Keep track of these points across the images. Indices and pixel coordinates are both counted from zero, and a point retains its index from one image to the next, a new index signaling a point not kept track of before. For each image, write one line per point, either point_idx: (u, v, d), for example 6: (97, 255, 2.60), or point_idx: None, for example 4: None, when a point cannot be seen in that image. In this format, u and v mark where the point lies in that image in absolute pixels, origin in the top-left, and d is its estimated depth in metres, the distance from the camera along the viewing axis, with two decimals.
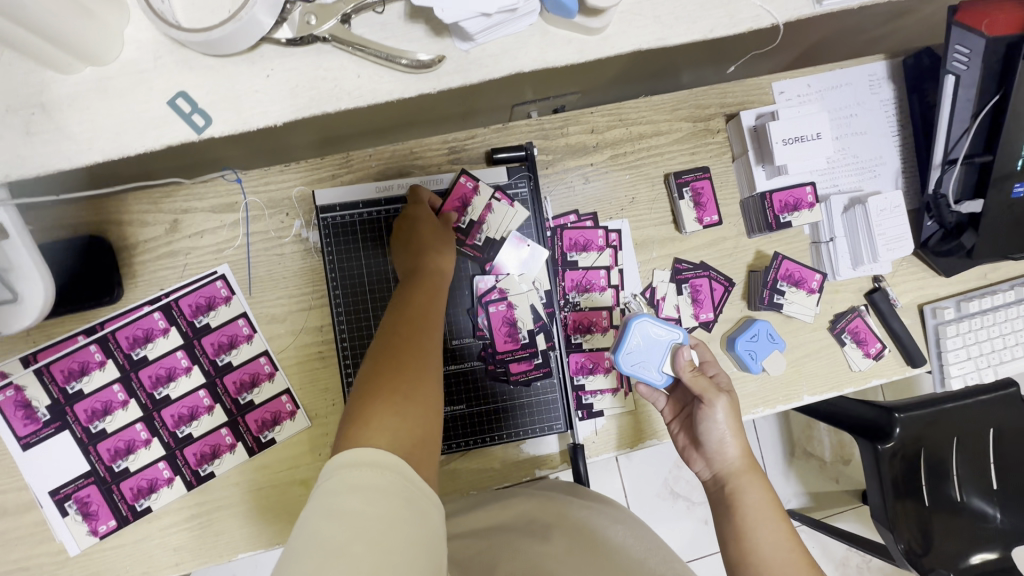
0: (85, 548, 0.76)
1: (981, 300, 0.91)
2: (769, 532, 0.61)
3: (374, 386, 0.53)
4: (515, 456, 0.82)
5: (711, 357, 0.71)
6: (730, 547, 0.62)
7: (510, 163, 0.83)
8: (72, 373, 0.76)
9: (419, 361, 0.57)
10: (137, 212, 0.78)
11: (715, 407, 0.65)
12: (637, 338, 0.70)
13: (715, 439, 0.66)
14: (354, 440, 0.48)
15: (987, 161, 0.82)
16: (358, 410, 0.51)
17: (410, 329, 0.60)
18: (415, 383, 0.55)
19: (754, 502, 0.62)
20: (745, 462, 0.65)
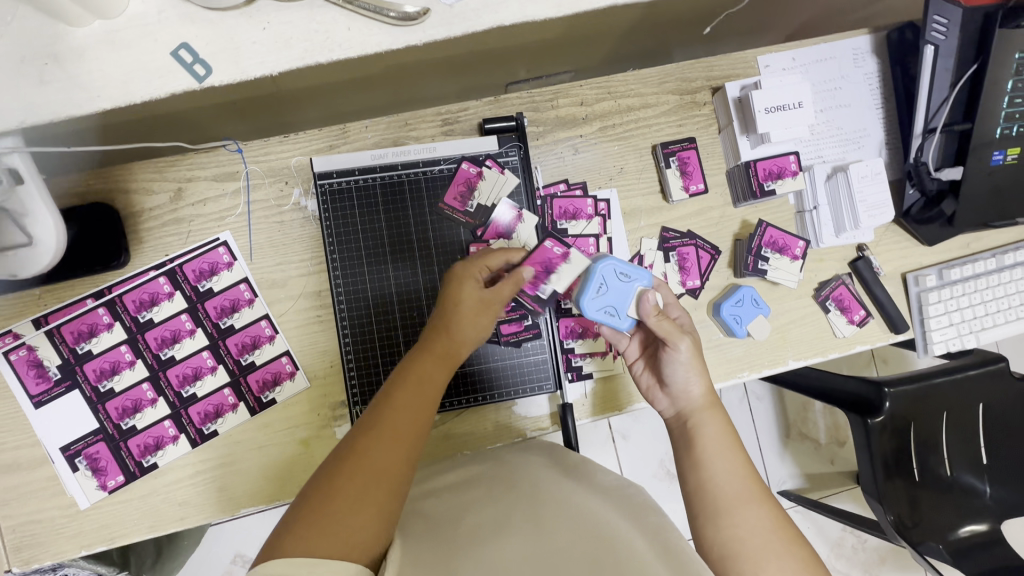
0: (95, 502, 0.79)
1: (963, 268, 0.93)
2: (726, 461, 0.68)
3: (337, 483, 0.56)
4: (507, 417, 0.85)
5: (672, 301, 0.80)
6: (690, 475, 0.69)
7: (501, 133, 0.86)
8: (81, 334, 0.79)
9: (396, 461, 0.59)
10: (142, 180, 0.81)
11: (680, 347, 0.73)
12: (603, 280, 0.77)
13: (681, 378, 0.74)
14: (311, 530, 0.51)
15: (966, 129, 0.84)
16: (314, 504, 0.54)
17: (407, 419, 0.63)
18: (383, 482, 0.56)
19: (711, 434, 0.71)
20: (707, 399, 0.73)
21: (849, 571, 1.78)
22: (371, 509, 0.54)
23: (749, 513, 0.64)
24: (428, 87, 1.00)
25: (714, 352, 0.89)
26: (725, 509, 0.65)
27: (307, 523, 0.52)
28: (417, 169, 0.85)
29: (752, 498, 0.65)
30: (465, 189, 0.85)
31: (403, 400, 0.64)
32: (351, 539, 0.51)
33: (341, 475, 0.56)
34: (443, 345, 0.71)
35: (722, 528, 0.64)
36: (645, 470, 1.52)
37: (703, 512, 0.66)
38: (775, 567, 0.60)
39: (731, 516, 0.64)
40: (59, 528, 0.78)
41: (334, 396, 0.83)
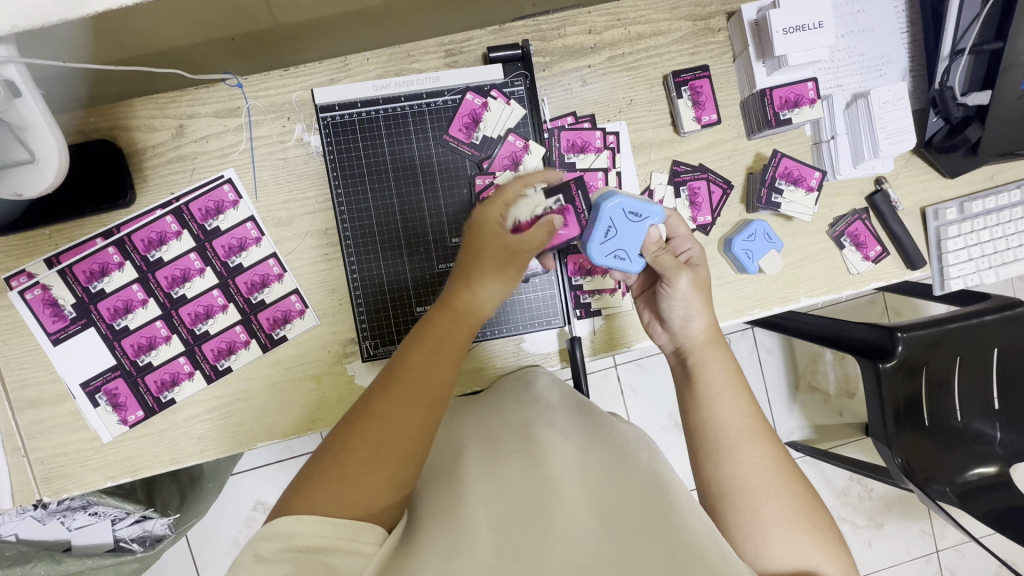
0: (117, 436, 0.81)
1: (985, 201, 0.90)
2: (728, 402, 0.68)
3: (348, 446, 0.56)
4: (515, 354, 0.86)
5: (682, 233, 0.76)
6: (691, 413, 0.69)
7: (506, 62, 0.83)
8: (93, 274, 0.80)
9: (410, 428, 0.58)
10: (144, 117, 0.80)
11: (679, 282, 0.71)
12: (611, 221, 0.74)
13: (679, 315, 0.73)
14: (322, 482, 0.54)
15: (998, 48, 0.80)
16: (324, 464, 0.55)
17: (424, 378, 0.61)
18: (396, 448, 0.57)
19: (714, 373, 0.70)
20: (708, 335, 0.72)
21: (854, 518, 1.80)
22: (384, 473, 0.55)
23: (746, 452, 0.64)
24: (430, 20, 0.97)
25: (725, 289, 0.88)
26: (724, 448, 0.65)
27: (314, 480, 0.54)
28: (420, 101, 0.83)
29: (753, 437, 0.65)
30: (469, 120, 0.84)
31: (422, 362, 0.62)
32: (361, 500, 0.53)
33: (352, 436, 0.57)
34: (464, 307, 0.67)
35: (722, 466, 0.64)
36: (653, 420, 1.54)
37: (704, 451, 0.66)
38: (775, 505, 0.61)
39: (732, 455, 0.64)
40: (84, 460, 0.81)
41: (344, 334, 0.83)
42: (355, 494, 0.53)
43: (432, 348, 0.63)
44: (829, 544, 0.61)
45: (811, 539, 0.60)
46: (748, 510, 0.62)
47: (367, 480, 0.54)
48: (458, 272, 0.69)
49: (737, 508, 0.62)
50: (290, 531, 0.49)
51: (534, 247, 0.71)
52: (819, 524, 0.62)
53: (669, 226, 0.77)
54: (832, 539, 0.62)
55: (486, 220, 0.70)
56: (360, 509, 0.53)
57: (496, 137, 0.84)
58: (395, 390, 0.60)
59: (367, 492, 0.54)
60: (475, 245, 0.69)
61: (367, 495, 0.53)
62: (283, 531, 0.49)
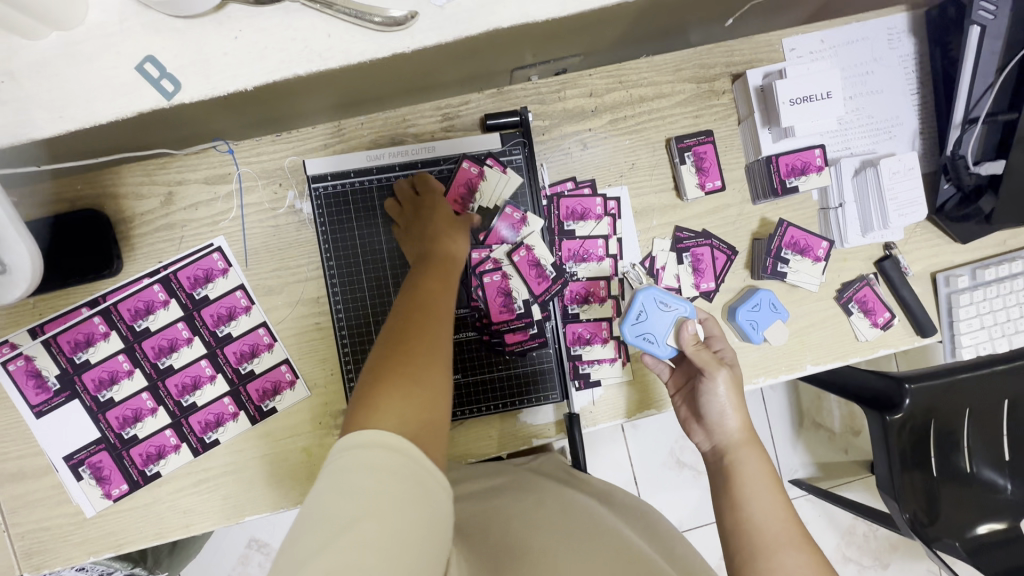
0: (101, 510, 0.79)
1: (998, 268, 0.87)
2: (766, 502, 0.64)
3: (395, 363, 0.52)
4: (511, 428, 0.82)
5: (718, 333, 0.75)
6: (727, 517, 0.65)
7: (503, 129, 0.81)
8: (78, 344, 0.78)
9: (436, 336, 0.57)
10: (132, 184, 0.78)
11: (717, 378, 0.70)
12: (643, 308, 0.74)
13: (716, 409, 0.70)
14: (375, 412, 0.47)
15: (1012, 119, 0.77)
16: (377, 386, 0.50)
17: (433, 299, 0.61)
18: (441, 351, 0.55)
19: (752, 471, 0.66)
20: (744, 434, 0.69)
21: (859, 558, 1.77)
22: (438, 376, 0.53)
23: (789, 559, 0.59)
24: (427, 75, 0.95)
25: None
26: (763, 551, 0.61)
27: (374, 399, 0.48)
28: (414, 169, 0.81)
29: (793, 543, 0.61)
30: (464, 190, 0.81)
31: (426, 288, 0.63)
32: (424, 402, 0.49)
33: (397, 355, 0.53)
34: (445, 253, 0.71)
35: (760, 572, 0.60)
36: (655, 462, 1.51)
37: (739, 555, 0.62)
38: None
39: (770, 559, 0.60)
40: (67, 535, 0.78)
41: (335, 404, 0.81)
42: (413, 404, 0.48)
43: (435, 285, 0.64)
44: None
45: None
46: None
47: (415, 391, 0.50)
48: (430, 236, 0.73)
49: None
50: (377, 442, 0.43)
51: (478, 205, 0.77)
52: None
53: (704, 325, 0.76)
54: None
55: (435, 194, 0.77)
56: (421, 417, 0.48)
57: (494, 208, 0.82)
58: (418, 310, 0.59)
59: (430, 399, 0.50)
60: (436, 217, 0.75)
61: (431, 409, 0.49)
62: (365, 441, 0.43)
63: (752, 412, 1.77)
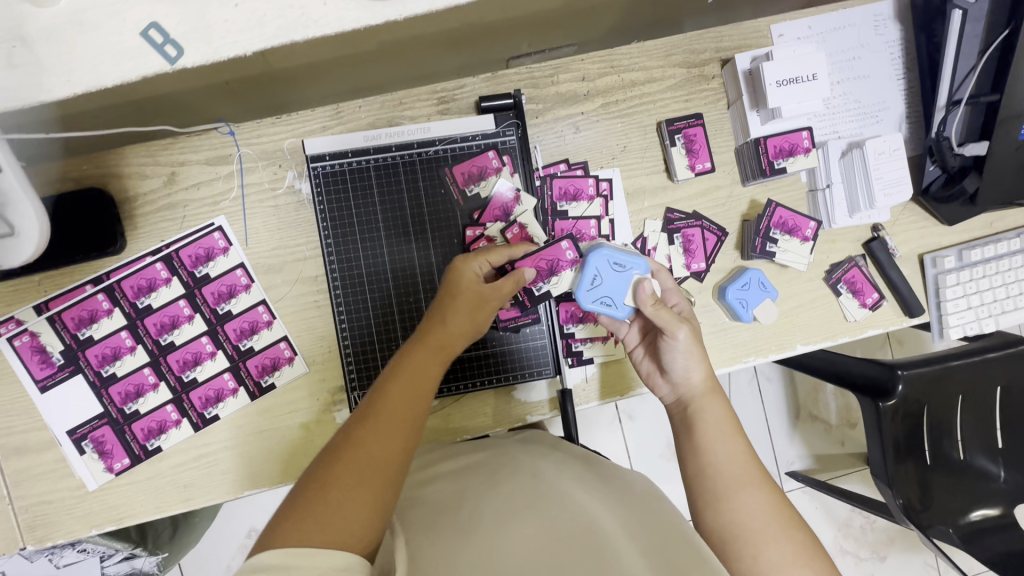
0: (103, 483, 0.81)
1: (984, 249, 0.89)
2: (726, 447, 0.67)
3: (330, 477, 0.56)
4: (504, 403, 0.84)
5: (671, 288, 0.78)
6: (690, 459, 0.68)
7: (498, 111, 0.83)
8: (82, 320, 0.80)
9: (394, 453, 0.59)
10: (136, 165, 0.80)
11: (677, 336, 0.71)
12: (597, 272, 0.77)
13: (680, 366, 0.73)
14: (311, 516, 0.52)
15: (994, 100, 0.79)
16: (317, 493, 0.54)
17: (406, 407, 0.63)
18: (380, 473, 0.57)
19: (712, 420, 0.70)
20: (707, 385, 0.72)
21: (857, 550, 1.78)
22: (366, 497, 0.54)
23: (749, 496, 0.63)
24: (424, 62, 0.97)
25: (718, 336, 0.87)
26: (725, 493, 0.64)
27: (306, 507, 0.53)
28: (411, 150, 0.83)
29: (751, 482, 0.64)
30: (475, 171, 0.83)
31: (400, 396, 0.64)
32: (346, 529, 0.52)
33: (333, 470, 0.56)
34: (439, 339, 0.70)
35: (722, 512, 0.63)
36: (651, 451, 1.52)
37: (703, 497, 0.65)
38: (773, 552, 0.59)
39: (732, 500, 0.63)
40: (70, 509, 0.80)
41: (333, 381, 0.83)
42: (342, 518, 0.52)
43: (411, 394, 0.65)
44: None
45: None
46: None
47: (351, 501, 0.54)
48: (432, 314, 0.72)
49: (735, 559, 0.60)
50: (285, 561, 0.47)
51: (502, 293, 0.73)
52: None
53: (660, 282, 0.79)
54: None
55: (460, 272, 0.74)
56: (345, 533, 0.51)
57: (491, 186, 0.83)
58: (372, 419, 0.61)
59: (353, 519, 0.52)
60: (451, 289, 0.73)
61: (360, 519, 0.53)
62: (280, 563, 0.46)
63: (748, 404, 1.78)
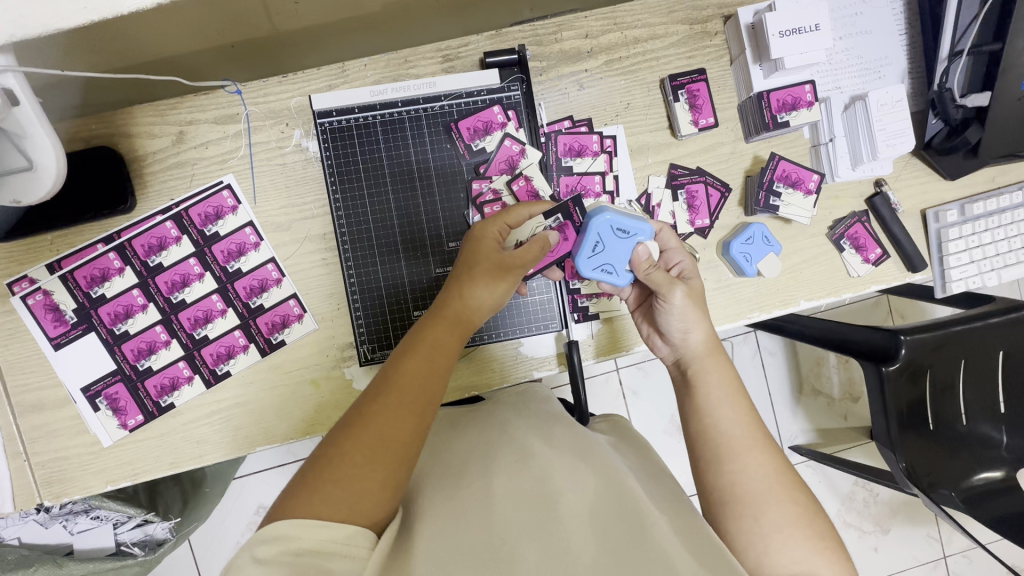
0: (117, 440, 0.82)
1: (987, 202, 0.89)
2: (729, 411, 0.68)
3: (343, 451, 0.57)
4: (513, 358, 0.85)
5: (673, 247, 0.77)
6: (691, 421, 0.69)
7: (503, 67, 0.84)
8: (94, 279, 0.81)
9: (405, 436, 0.59)
10: (145, 124, 0.81)
11: (672, 296, 0.71)
12: (599, 237, 0.75)
13: (677, 329, 0.73)
14: (317, 491, 0.54)
15: (996, 49, 0.79)
16: (326, 469, 0.56)
17: (418, 388, 0.62)
18: (389, 455, 0.58)
19: (713, 384, 0.70)
20: (707, 347, 0.72)
21: (860, 523, 1.79)
22: (377, 479, 0.56)
23: (750, 460, 0.64)
24: (430, 26, 0.98)
25: (723, 292, 0.87)
26: (727, 455, 0.65)
27: (314, 483, 0.55)
28: (417, 106, 0.84)
29: (755, 445, 0.65)
30: (482, 126, 0.84)
31: (415, 375, 0.63)
32: (354, 503, 0.54)
33: (345, 446, 0.58)
34: (455, 313, 0.69)
35: (723, 474, 0.64)
36: (655, 423, 1.53)
37: (705, 458, 0.66)
38: (776, 511, 0.61)
39: (734, 463, 0.64)
40: (85, 465, 0.81)
41: (342, 338, 0.84)
42: (351, 498, 0.54)
43: (424, 372, 0.64)
44: (826, 551, 0.59)
45: (806, 546, 0.59)
46: (744, 515, 0.61)
47: (360, 482, 0.55)
48: (451, 283, 0.71)
49: (737, 517, 0.61)
50: (288, 534, 0.50)
51: (526, 261, 0.71)
52: (815, 530, 0.60)
53: (661, 241, 0.77)
54: (827, 544, 0.60)
55: (483, 236, 0.73)
56: (355, 512, 0.54)
57: (495, 141, 0.84)
58: (387, 396, 0.61)
59: (361, 497, 0.55)
60: (472, 258, 0.71)
61: (368, 499, 0.55)
62: (283, 535, 0.50)
63: (752, 379, 1.79)
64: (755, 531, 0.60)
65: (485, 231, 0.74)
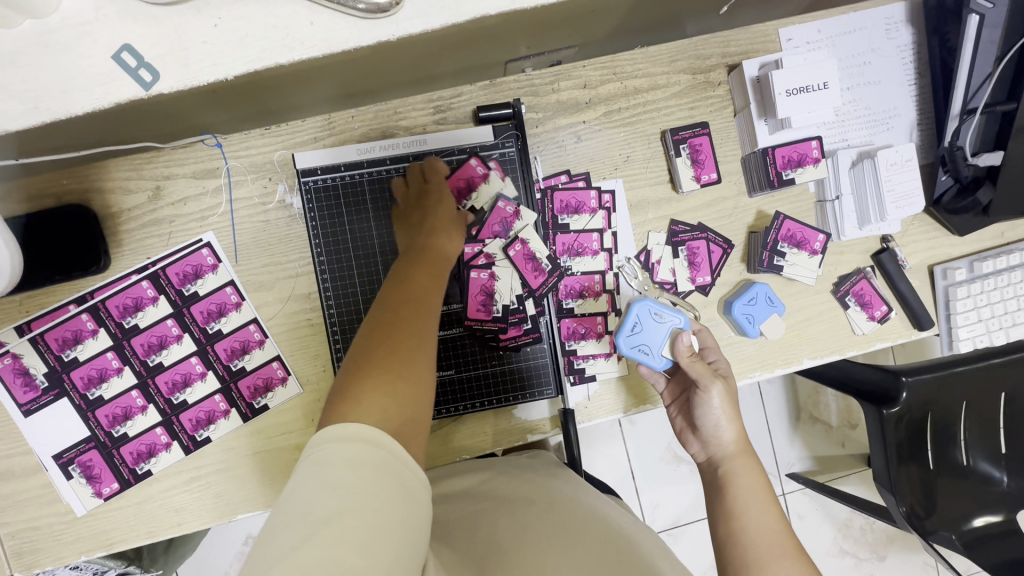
0: (91, 509, 0.78)
1: (995, 261, 0.87)
2: (760, 513, 0.62)
3: (375, 358, 0.53)
4: (506, 421, 0.82)
5: (710, 344, 0.75)
6: (720, 524, 0.63)
7: (498, 121, 0.80)
8: (66, 342, 0.77)
9: (427, 337, 0.57)
10: (119, 179, 0.77)
11: (713, 392, 0.68)
12: (638, 321, 0.74)
13: (711, 423, 0.69)
14: (355, 400, 0.49)
15: (1010, 109, 0.76)
16: (359, 380, 0.51)
17: (425, 297, 0.61)
18: (425, 349, 0.56)
19: (747, 484, 0.65)
20: (740, 446, 0.68)
21: (856, 551, 1.77)
22: (411, 377, 0.52)
23: (779, 571, 0.58)
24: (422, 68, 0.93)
25: (724, 351, 0.84)
26: (756, 561, 0.59)
27: (354, 395, 0.49)
28: (406, 163, 0.80)
29: (787, 555, 0.59)
30: (464, 185, 0.80)
31: (425, 287, 0.63)
32: (396, 400, 0.50)
33: (379, 350, 0.54)
34: (441, 246, 0.71)
35: None
36: (652, 456, 1.50)
37: (733, 565, 0.60)
38: None
39: (762, 572, 0.58)
40: (57, 535, 0.78)
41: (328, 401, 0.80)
42: (397, 397, 0.50)
43: (427, 287, 0.63)
44: None
45: None
46: None
47: (402, 386, 0.51)
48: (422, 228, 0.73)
49: None
50: (355, 434, 0.45)
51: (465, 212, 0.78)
52: None
53: (699, 338, 0.75)
54: None
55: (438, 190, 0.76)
56: (400, 413, 0.49)
57: (489, 202, 0.80)
58: (405, 296, 0.60)
59: (405, 400, 0.50)
60: (434, 205, 0.75)
61: (415, 402, 0.51)
62: (347, 436, 0.45)
63: (750, 407, 1.77)
64: None
65: (440, 182, 0.77)
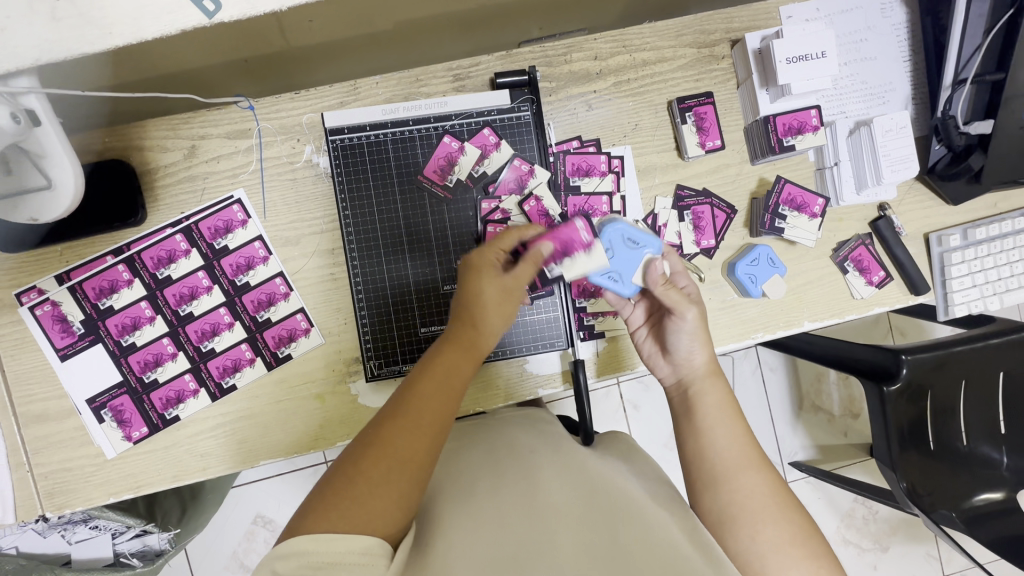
0: (121, 452, 0.82)
1: (989, 228, 0.90)
2: (724, 431, 0.68)
3: (359, 464, 0.54)
4: (518, 374, 0.86)
5: (679, 269, 0.77)
6: (689, 440, 0.69)
7: (514, 87, 0.85)
8: (103, 291, 0.81)
9: (420, 451, 0.56)
10: (157, 137, 0.82)
11: (686, 315, 0.72)
12: (610, 245, 0.77)
13: (684, 346, 0.73)
14: (321, 515, 0.50)
15: (999, 79, 0.81)
16: (336, 487, 0.53)
17: (428, 407, 0.59)
18: (405, 477, 0.54)
19: (712, 404, 0.70)
20: (709, 368, 0.72)
21: (859, 541, 1.78)
22: (386, 489, 0.53)
23: (749, 480, 0.64)
24: (441, 46, 0.99)
25: (727, 311, 0.88)
26: (724, 475, 0.65)
27: (325, 504, 0.51)
28: (427, 125, 0.85)
29: (751, 465, 0.65)
30: (444, 162, 0.85)
31: (432, 387, 0.61)
32: (370, 514, 0.51)
33: (362, 463, 0.54)
34: (466, 337, 0.66)
35: (721, 493, 0.64)
36: (657, 439, 1.53)
37: (702, 479, 0.66)
38: (773, 531, 0.61)
39: (731, 482, 0.64)
40: (88, 476, 0.81)
41: (348, 352, 0.84)
42: (366, 511, 0.51)
43: (433, 392, 0.60)
44: (823, 569, 0.59)
45: (802, 566, 0.59)
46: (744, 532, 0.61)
47: (377, 496, 0.52)
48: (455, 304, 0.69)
49: (736, 535, 0.61)
50: (306, 547, 0.47)
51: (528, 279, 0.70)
52: (812, 550, 0.60)
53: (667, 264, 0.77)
54: (825, 564, 0.60)
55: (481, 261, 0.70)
56: (366, 522, 0.50)
57: (506, 162, 0.86)
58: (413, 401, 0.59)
59: (379, 512, 0.51)
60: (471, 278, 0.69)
61: (384, 512, 0.51)
62: (298, 549, 0.46)
63: (753, 395, 1.79)
64: (754, 551, 0.60)
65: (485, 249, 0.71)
